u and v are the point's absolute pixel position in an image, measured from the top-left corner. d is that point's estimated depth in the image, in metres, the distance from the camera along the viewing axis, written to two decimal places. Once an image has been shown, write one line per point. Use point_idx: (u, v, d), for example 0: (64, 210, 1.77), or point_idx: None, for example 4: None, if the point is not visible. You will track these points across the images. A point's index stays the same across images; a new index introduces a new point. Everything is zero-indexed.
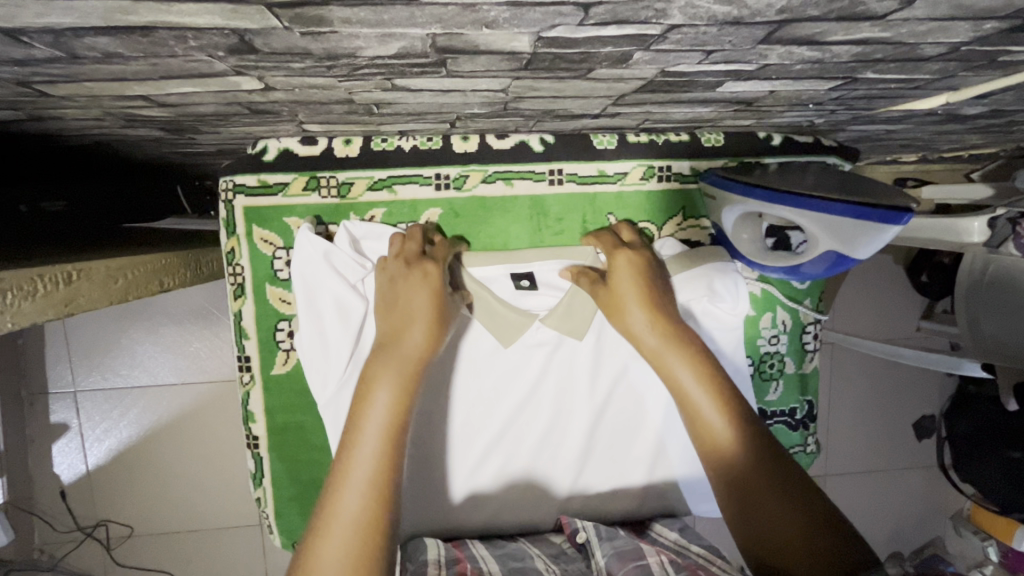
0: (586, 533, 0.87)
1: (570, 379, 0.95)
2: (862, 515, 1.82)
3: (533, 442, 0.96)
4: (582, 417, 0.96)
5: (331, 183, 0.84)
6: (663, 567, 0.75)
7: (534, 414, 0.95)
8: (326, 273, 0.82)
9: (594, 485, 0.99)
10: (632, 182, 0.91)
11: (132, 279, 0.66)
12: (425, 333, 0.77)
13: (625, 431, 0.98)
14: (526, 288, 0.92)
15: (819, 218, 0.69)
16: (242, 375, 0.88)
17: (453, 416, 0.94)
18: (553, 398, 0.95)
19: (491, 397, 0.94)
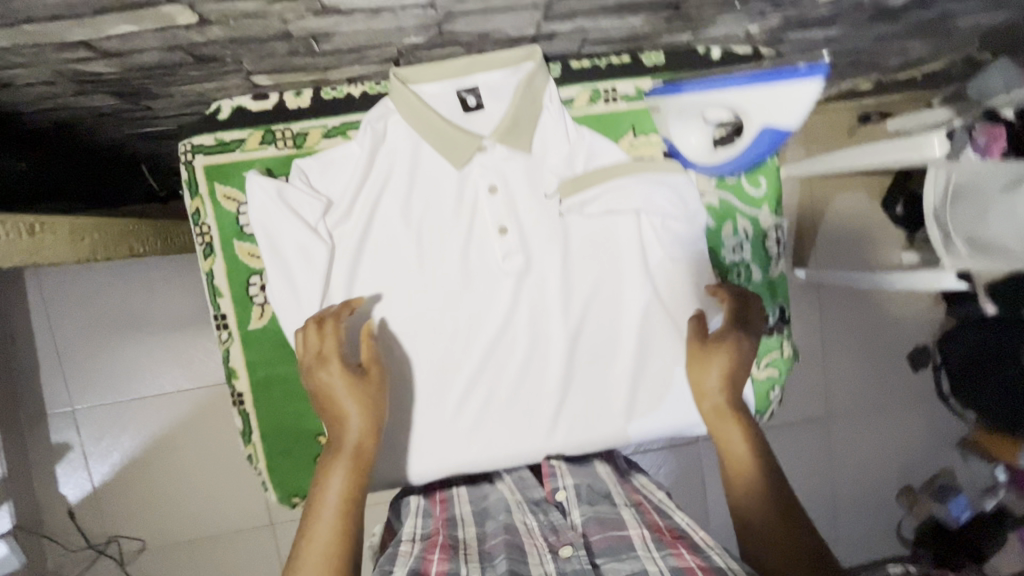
0: (565, 493, 0.78)
1: (542, 315, 0.87)
2: (868, 453, 1.82)
3: (512, 388, 0.88)
4: (560, 356, 0.87)
5: (286, 134, 0.85)
6: (645, 542, 0.66)
7: (510, 350, 0.87)
8: (284, 214, 0.80)
9: (580, 418, 0.89)
10: (580, 108, 0.89)
11: None
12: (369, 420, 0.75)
13: (608, 358, 0.89)
14: (485, 217, 0.84)
15: (760, 91, 0.78)
16: (219, 332, 0.88)
17: (423, 363, 0.86)
18: (526, 337, 0.87)
19: (458, 340, 0.86)
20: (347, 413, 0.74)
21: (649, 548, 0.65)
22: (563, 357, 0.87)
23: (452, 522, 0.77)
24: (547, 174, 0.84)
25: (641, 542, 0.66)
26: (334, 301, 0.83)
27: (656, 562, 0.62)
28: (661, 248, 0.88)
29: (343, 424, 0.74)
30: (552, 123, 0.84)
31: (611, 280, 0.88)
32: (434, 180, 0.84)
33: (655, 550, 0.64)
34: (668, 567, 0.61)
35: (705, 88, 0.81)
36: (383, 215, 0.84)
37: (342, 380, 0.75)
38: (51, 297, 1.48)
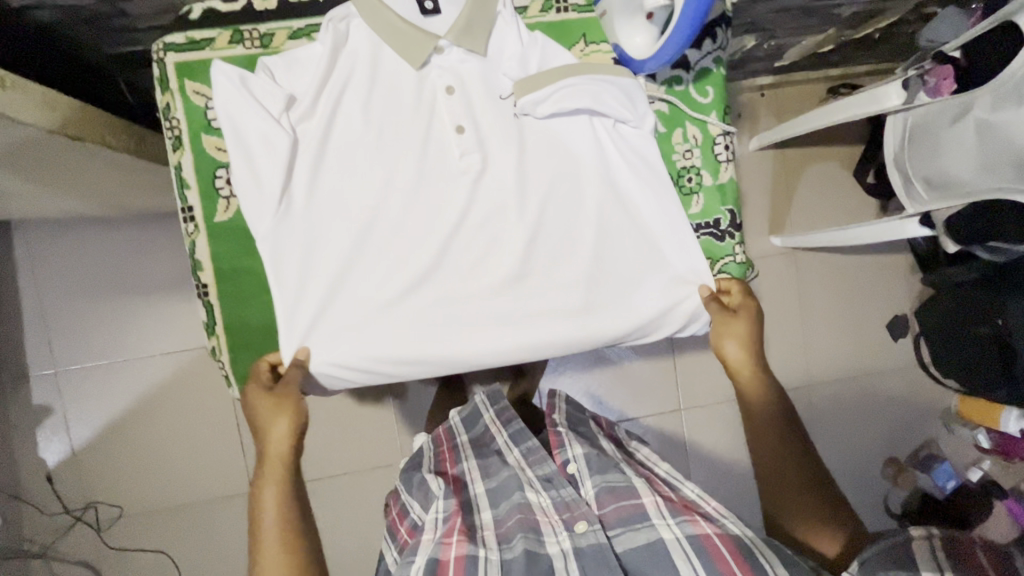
0: (576, 465, 0.97)
1: (500, 218, 0.85)
2: (852, 422, 1.82)
3: (473, 294, 0.85)
4: (519, 261, 0.85)
5: (253, 33, 0.81)
6: (660, 509, 0.86)
7: (468, 251, 0.84)
8: (245, 101, 0.74)
9: (549, 322, 0.86)
10: (533, 17, 0.86)
11: (69, 116, 0.80)
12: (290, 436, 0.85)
13: (570, 263, 0.87)
14: (441, 113, 0.82)
15: None
16: (184, 224, 0.83)
17: (382, 262, 0.82)
18: (485, 240, 0.85)
19: (416, 242, 0.83)
20: (273, 430, 0.85)
21: (665, 514, 0.85)
22: (523, 261, 0.85)
23: (468, 503, 0.99)
24: (501, 76, 0.83)
25: (657, 509, 0.86)
26: (295, 195, 0.79)
27: (673, 529, 0.83)
28: (623, 145, 0.87)
29: (268, 441, 0.85)
30: (505, 31, 0.83)
31: (570, 184, 0.87)
32: (392, 79, 0.81)
33: (670, 516, 0.85)
34: (684, 533, 0.82)
35: None
36: (341, 105, 0.79)
37: (275, 410, 0.84)
38: (41, 257, 1.51)
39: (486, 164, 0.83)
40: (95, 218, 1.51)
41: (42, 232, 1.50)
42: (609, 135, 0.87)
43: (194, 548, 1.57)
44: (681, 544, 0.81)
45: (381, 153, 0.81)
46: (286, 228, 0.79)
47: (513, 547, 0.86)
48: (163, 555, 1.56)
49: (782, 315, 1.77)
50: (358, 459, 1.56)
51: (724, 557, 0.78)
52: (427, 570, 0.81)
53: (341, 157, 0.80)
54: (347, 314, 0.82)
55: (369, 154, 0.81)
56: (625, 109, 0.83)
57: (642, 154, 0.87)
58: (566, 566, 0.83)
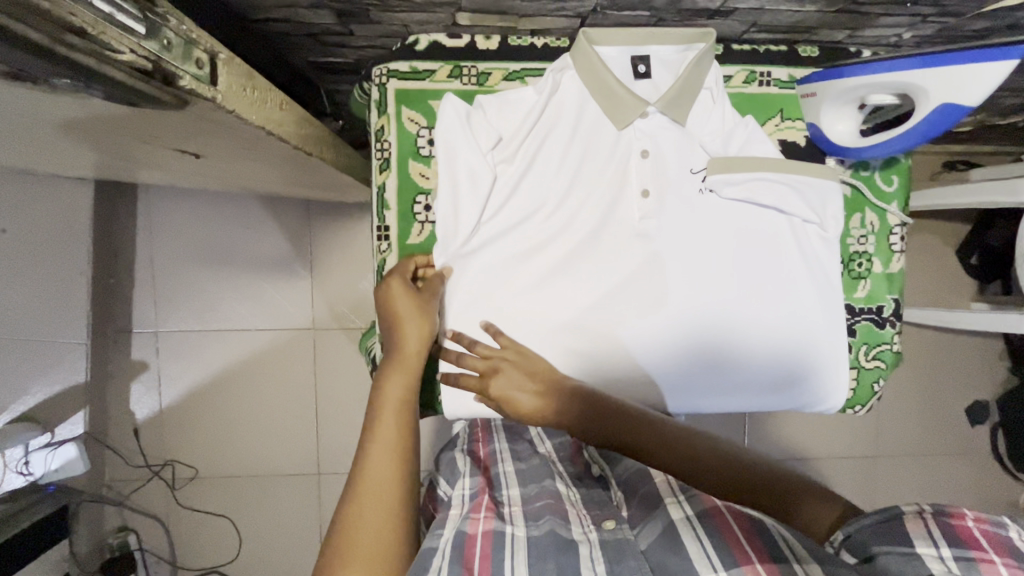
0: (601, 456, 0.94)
1: (667, 295, 0.79)
2: (914, 499, 1.78)
3: (639, 362, 0.79)
4: (677, 344, 0.79)
5: (472, 71, 0.75)
6: (674, 489, 0.70)
7: (636, 315, 0.79)
8: (463, 135, 0.71)
9: (708, 402, 0.80)
10: (734, 87, 0.78)
11: (312, 135, 0.85)
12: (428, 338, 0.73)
13: (738, 347, 0.80)
14: (629, 177, 0.77)
15: (933, 77, 0.65)
16: (379, 243, 0.77)
17: (548, 308, 0.78)
18: (653, 314, 0.79)
19: (592, 300, 0.78)
20: (407, 333, 0.73)
21: (678, 494, 0.69)
22: (676, 348, 0.79)
23: (496, 485, 0.87)
24: (698, 149, 0.77)
25: (669, 489, 0.70)
26: (483, 234, 0.75)
27: (684, 507, 0.65)
28: (806, 250, 0.80)
29: (401, 343, 0.72)
30: (709, 106, 0.77)
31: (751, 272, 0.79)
32: (594, 135, 0.76)
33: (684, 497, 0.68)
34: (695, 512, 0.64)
35: (867, 71, 0.68)
36: (544, 142, 0.75)
37: (418, 313, 0.73)
38: (159, 222, 1.59)
39: (660, 234, 0.78)
40: (215, 192, 1.58)
41: (166, 198, 1.58)
42: (798, 225, 0.79)
43: (256, 518, 1.63)
44: (693, 523, 0.62)
45: (570, 192, 0.76)
46: (468, 267, 0.76)
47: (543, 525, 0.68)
48: (225, 519, 1.63)
49: None
50: None
51: (735, 530, 0.59)
52: (453, 547, 0.61)
53: (531, 199, 0.76)
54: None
55: (558, 190, 0.76)
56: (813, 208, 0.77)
57: (826, 243, 0.80)
58: (591, 551, 0.63)
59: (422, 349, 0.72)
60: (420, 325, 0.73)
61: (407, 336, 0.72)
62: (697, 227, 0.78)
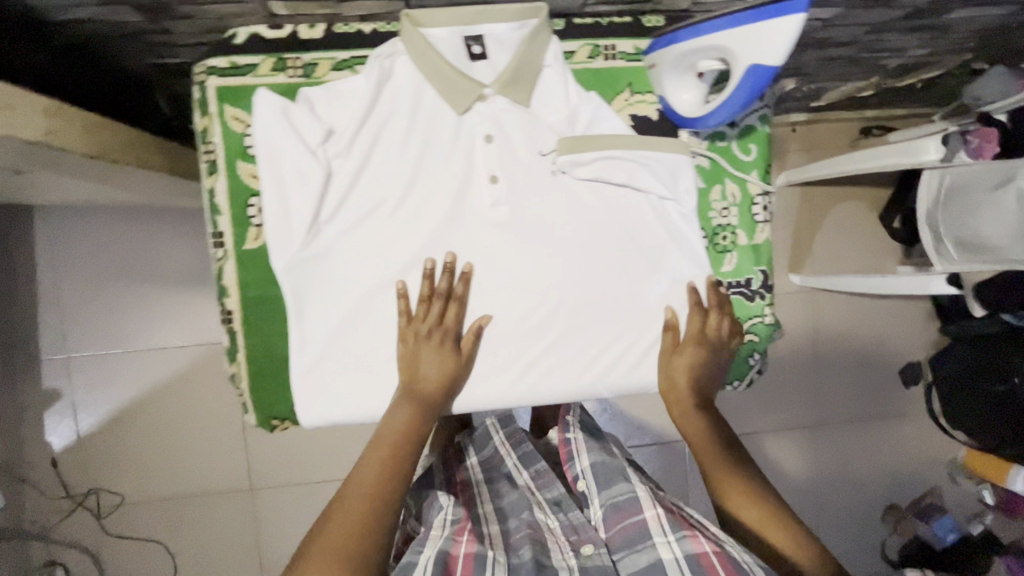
0: (586, 484, 0.86)
1: (527, 284, 0.77)
2: (854, 464, 1.80)
3: (502, 354, 0.77)
4: (542, 334, 0.77)
5: (296, 63, 0.70)
6: (660, 524, 0.72)
7: (498, 306, 0.76)
8: (285, 133, 0.67)
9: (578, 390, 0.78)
10: (579, 63, 0.75)
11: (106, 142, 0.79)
12: (445, 367, 0.73)
13: (605, 330, 0.78)
14: (478, 165, 0.74)
15: (734, 37, 0.61)
16: (213, 250, 0.72)
17: (402, 306, 0.75)
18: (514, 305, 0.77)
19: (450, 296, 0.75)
20: (422, 368, 0.72)
21: (665, 531, 0.70)
22: (540, 338, 0.77)
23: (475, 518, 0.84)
24: (546, 131, 0.74)
25: (657, 525, 0.72)
26: (323, 232, 0.72)
27: (673, 547, 0.68)
28: (673, 229, 0.78)
29: (416, 382, 0.72)
30: (554, 85, 0.74)
31: (614, 252, 0.77)
32: (433, 122, 0.73)
33: (670, 532, 0.70)
34: (683, 553, 0.67)
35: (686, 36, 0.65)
36: (383, 132, 0.72)
37: (438, 354, 0.73)
38: (61, 242, 1.51)
39: (515, 222, 0.75)
40: (119, 206, 1.51)
41: (63, 217, 1.50)
42: (660, 204, 0.78)
43: (192, 538, 1.59)
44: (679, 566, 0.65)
45: (418, 183, 0.73)
46: (310, 270, 0.72)
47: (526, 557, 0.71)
48: (159, 544, 1.58)
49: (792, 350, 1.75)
50: None
51: None
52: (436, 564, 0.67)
53: (372, 195, 0.73)
54: (365, 363, 0.75)
55: (406, 182, 0.73)
56: (672, 185, 0.76)
57: (689, 219, 0.78)
58: None
59: (439, 377, 0.72)
60: (436, 352, 0.73)
61: (422, 376, 0.72)
62: (555, 214, 0.76)
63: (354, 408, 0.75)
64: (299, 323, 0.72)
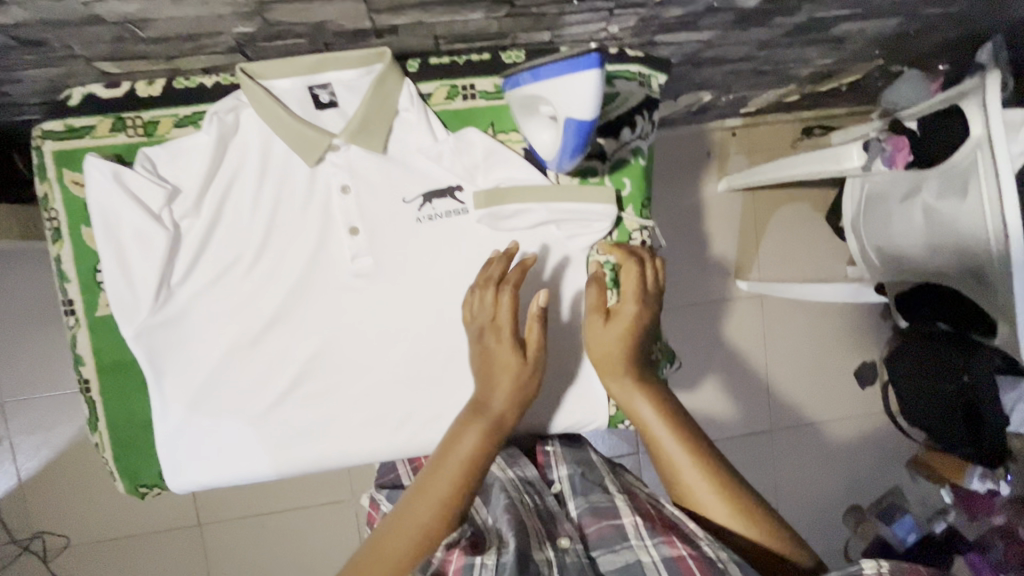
0: (561, 487, 0.73)
1: (396, 336, 0.74)
2: (815, 465, 1.75)
3: (373, 410, 0.74)
4: (414, 386, 0.75)
5: (135, 121, 0.68)
6: (639, 528, 0.62)
7: (368, 360, 0.74)
8: (120, 198, 0.65)
9: None
10: (438, 104, 0.73)
11: None
12: (518, 385, 0.67)
13: None
14: (336, 217, 0.71)
15: (545, 89, 0.60)
16: (64, 318, 0.70)
17: (267, 365, 0.72)
18: (385, 357, 0.74)
19: (316, 351, 0.73)
20: (493, 381, 0.67)
21: (642, 536, 0.61)
22: (414, 393, 0.75)
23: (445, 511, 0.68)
24: (406, 178, 0.72)
25: (634, 530, 0.62)
26: (177, 295, 0.69)
27: (649, 552, 0.59)
28: (549, 271, 0.76)
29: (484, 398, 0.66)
30: (410, 129, 0.71)
31: None
32: (283, 175, 0.70)
33: (649, 536, 0.61)
34: (661, 559, 0.58)
35: (517, 82, 0.64)
36: (230, 189, 0.69)
37: (510, 367, 0.67)
38: None
39: (381, 273, 0.73)
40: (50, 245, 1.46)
41: None
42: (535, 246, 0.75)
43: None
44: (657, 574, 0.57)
45: (275, 238, 0.71)
46: (164, 334, 0.69)
47: (508, 550, 0.58)
48: None
49: (747, 355, 1.70)
50: (298, 496, 1.50)
51: None
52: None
53: (227, 253, 0.70)
54: (230, 426, 0.72)
55: (263, 239, 0.71)
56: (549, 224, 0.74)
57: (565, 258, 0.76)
58: None
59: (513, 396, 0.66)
60: (514, 369, 0.67)
61: (493, 392, 0.66)
62: (422, 261, 0.73)
63: (221, 472, 0.72)
64: (158, 389, 0.70)
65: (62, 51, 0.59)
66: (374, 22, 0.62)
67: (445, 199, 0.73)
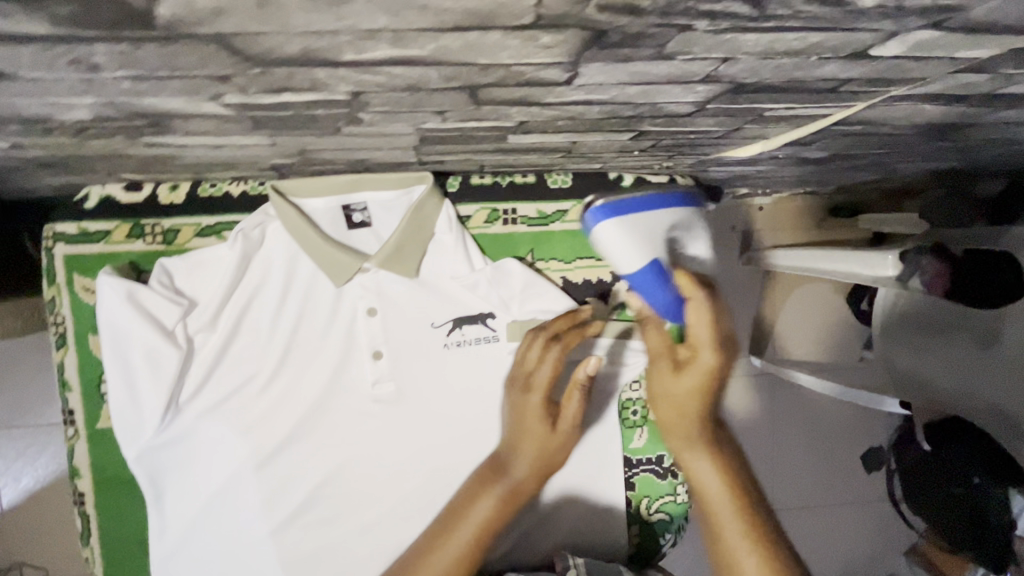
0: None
1: (413, 466, 0.70)
2: (809, 566, 1.39)
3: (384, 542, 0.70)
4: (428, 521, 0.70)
5: (154, 228, 0.64)
6: None
7: (382, 487, 0.69)
8: (131, 317, 0.60)
9: None
10: (477, 228, 0.69)
11: None
12: (546, 454, 0.60)
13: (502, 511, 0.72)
14: (360, 339, 0.67)
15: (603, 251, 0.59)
16: (63, 428, 0.65)
17: (272, 483, 0.68)
18: (399, 486, 0.70)
19: (326, 475, 0.69)
20: (523, 443, 0.60)
21: None
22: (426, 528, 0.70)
23: None
24: (437, 303, 0.68)
25: None
26: (183, 413, 0.65)
27: None
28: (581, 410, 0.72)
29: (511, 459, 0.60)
30: (446, 251, 0.67)
31: None
32: (309, 293, 0.66)
33: None
34: None
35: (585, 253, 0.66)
36: (251, 306, 0.65)
37: (540, 430, 0.60)
38: None
39: (402, 400, 0.68)
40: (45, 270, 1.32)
41: None
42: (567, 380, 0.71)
43: None
44: None
45: (294, 356, 0.67)
46: (166, 454, 0.65)
47: None
48: None
49: None
50: None
51: None
52: None
53: (241, 370, 0.66)
54: (231, 551, 0.68)
55: (281, 356, 0.66)
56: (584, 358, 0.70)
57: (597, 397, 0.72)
58: None
59: (540, 471, 0.60)
60: (544, 431, 0.60)
61: (521, 452, 0.60)
62: (445, 389, 0.69)
63: None
64: (156, 508, 0.66)
65: (85, 169, 0.55)
66: (420, 159, 0.57)
67: (475, 326, 0.69)
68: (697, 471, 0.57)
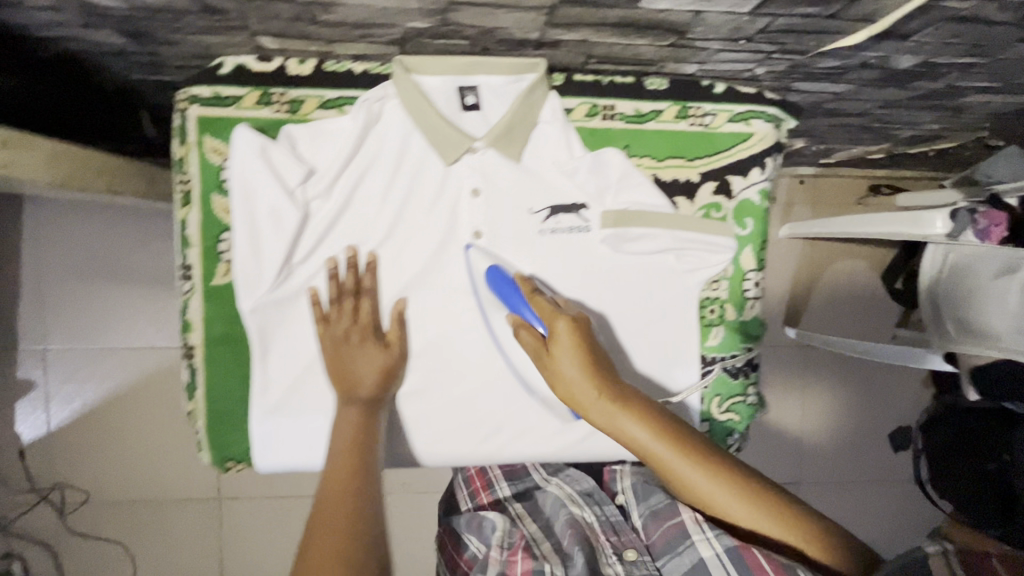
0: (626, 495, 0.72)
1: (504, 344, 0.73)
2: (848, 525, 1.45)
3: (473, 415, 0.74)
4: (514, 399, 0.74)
5: (281, 98, 0.68)
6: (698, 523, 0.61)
7: (474, 362, 0.73)
8: (261, 172, 0.65)
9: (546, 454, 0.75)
10: (578, 121, 0.72)
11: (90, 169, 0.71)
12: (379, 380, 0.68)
13: None
14: (463, 218, 0.72)
15: None
16: (180, 283, 0.70)
17: None
18: (489, 360, 0.73)
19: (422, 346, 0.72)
20: (359, 369, 0.68)
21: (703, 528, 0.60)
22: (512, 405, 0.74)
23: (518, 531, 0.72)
24: (536, 188, 0.72)
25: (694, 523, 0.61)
26: (294, 274, 0.69)
27: (711, 544, 0.59)
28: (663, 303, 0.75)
29: (354, 386, 0.67)
30: (549, 140, 0.72)
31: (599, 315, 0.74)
32: (419, 170, 0.70)
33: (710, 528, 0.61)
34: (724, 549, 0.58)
35: None
36: (365, 178, 0.69)
37: (371, 352, 0.68)
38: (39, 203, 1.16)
39: None
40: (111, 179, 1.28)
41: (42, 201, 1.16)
42: (651, 273, 0.75)
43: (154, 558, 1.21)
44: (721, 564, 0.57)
45: (400, 230, 0.71)
46: (276, 313, 0.69)
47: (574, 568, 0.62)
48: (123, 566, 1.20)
49: None
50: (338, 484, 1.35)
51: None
52: None
53: (350, 239, 0.70)
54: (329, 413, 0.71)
55: (389, 229, 0.70)
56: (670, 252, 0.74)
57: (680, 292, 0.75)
58: None
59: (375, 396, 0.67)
60: (375, 359, 0.68)
61: (359, 378, 0.67)
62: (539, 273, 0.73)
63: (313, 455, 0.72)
64: (262, 366, 0.70)
65: (237, 23, 0.60)
66: (544, 36, 0.62)
67: (570, 215, 0.73)
68: (630, 431, 0.61)
